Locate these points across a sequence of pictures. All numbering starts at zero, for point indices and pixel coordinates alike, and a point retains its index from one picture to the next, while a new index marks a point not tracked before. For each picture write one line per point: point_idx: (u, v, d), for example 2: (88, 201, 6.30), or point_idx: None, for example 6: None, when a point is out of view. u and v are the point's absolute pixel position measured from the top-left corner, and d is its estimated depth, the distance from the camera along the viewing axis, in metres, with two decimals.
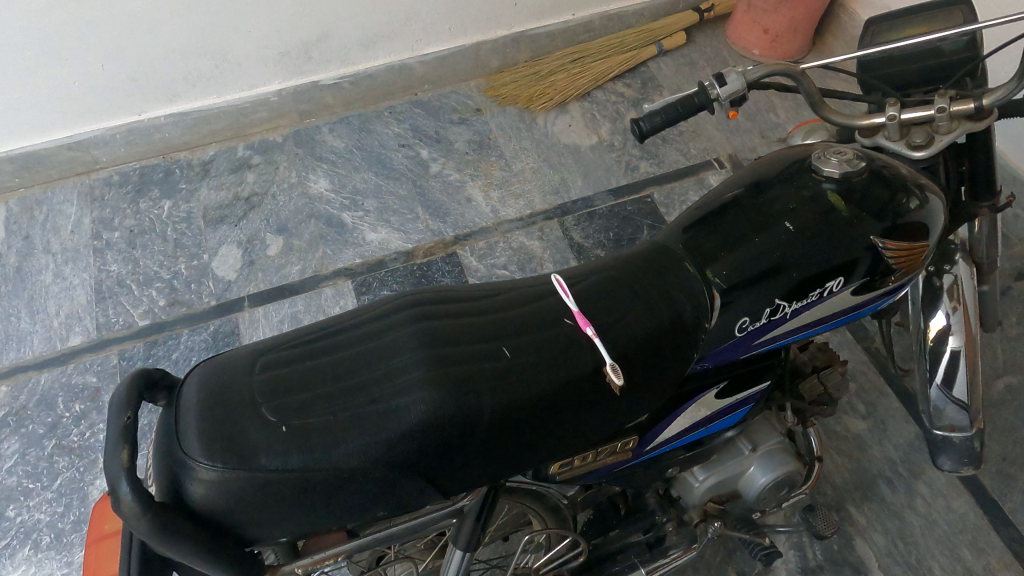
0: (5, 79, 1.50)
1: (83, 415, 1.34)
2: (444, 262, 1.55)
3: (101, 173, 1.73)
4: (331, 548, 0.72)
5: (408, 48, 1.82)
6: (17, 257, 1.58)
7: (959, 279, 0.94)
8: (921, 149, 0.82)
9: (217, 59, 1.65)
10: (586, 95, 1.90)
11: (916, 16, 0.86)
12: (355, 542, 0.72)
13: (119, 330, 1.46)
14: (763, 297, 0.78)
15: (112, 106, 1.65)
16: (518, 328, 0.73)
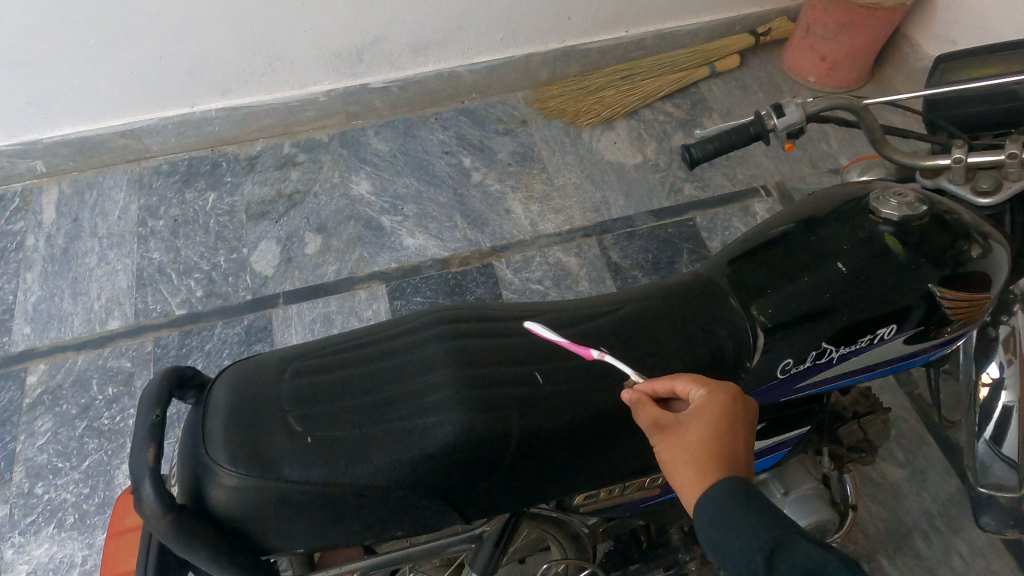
0: (65, 65, 1.54)
1: (115, 399, 1.37)
2: (480, 272, 1.54)
3: (151, 162, 1.77)
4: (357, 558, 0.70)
5: (459, 57, 1.82)
6: (65, 238, 1.62)
7: (1017, 330, 0.86)
8: (988, 195, 0.78)
9: (271, 57, 1.67)
10: (634, 113, 1.87)
11: (989, 57, 0.82)
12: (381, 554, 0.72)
13: (157, 317, 1.48)
14: (810, 339, 0.74)
15: (166, 97, 1.68)
16: (553, 353, 0.71)
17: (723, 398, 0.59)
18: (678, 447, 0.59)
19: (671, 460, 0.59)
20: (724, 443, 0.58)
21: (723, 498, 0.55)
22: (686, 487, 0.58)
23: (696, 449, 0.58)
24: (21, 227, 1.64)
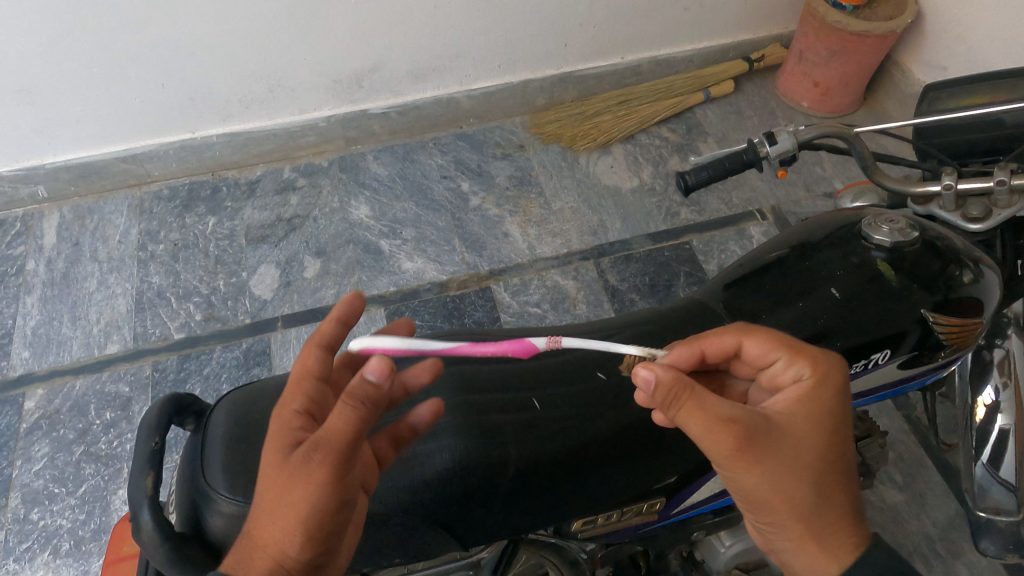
0: (68, 92, 1.56)
1: (113, 423, 1.36)
2: (478, 296, 1.55)
3: (152, 187, 1.79)
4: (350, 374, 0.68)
5: (458, 83, 1.85)
6: (65, 263, 1.63)
7: (1011, 354, 0.87)
8: (978, 221, 0.79)
9: (272, 84, 1.69)
10: (630, 137, 1.90)
11: (977, 85, 0.83)
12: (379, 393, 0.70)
13: (155, 341, 1.49)
14: None
15: (168, 124, 1.70)
16: (551, 378, 0.73)
17: (827, 388, 0.60)
18: (797, 471, 0.57)
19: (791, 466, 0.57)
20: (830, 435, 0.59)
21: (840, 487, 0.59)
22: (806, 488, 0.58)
23: (818, 469, 0.58)
24: (22, 251, 1.65)
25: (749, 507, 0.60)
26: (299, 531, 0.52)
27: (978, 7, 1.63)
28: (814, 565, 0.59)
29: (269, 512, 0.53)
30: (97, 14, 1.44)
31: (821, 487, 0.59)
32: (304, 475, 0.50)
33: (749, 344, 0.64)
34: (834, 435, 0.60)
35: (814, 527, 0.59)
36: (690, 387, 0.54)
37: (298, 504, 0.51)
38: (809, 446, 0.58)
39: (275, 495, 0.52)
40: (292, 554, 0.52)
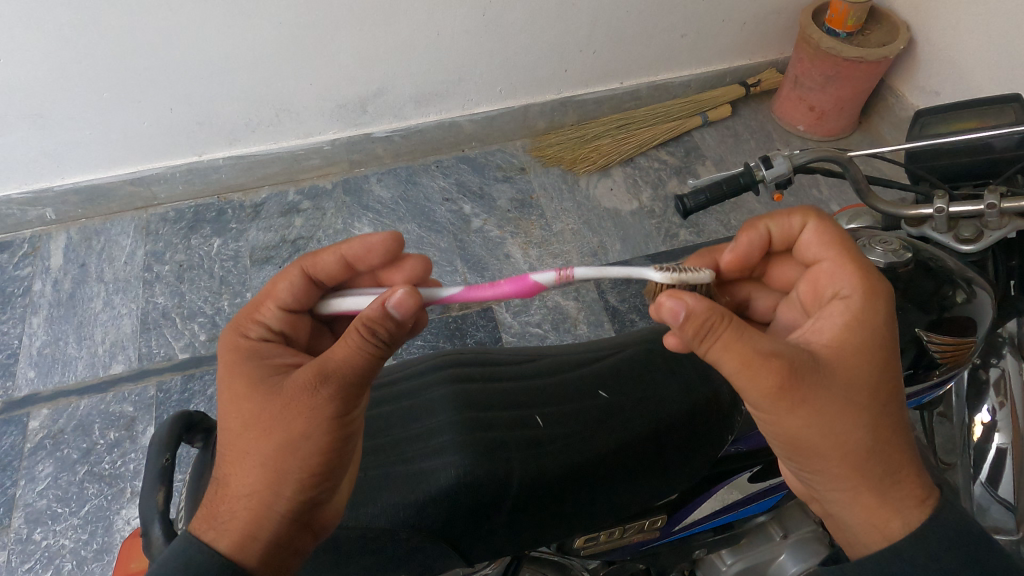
0: (78, 117, 1.60)
1: (117, 443, 1.37)
2: (480, 316, 1.57)
3: (158, 209, 1.81)
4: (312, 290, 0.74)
5: (460, 107, 1.88)
6: (72, 283, 1.65)
7: (1007, 374, 0.87)
8: (969, 242, 0.82)
9: (278, 108, 1.72)
10: (630, 160, 1.93)
11: (966, 111, 0.86)
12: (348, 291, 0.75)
13: (160, 361, 1.50)
14: None
15: (175, 147, 1.73)
16: (553, 396, 0.76)
17: (872, 327, 0.62)
18: (846, 410, 0.59)
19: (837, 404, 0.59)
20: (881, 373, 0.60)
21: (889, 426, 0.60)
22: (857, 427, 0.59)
23: (872, 412, 0.59)
24: (28, 272, 1.67)
25: (799, 452, 0.61)
26: (298, 467, 0.58)
27: (969, 34, 1.67)
28: (870, 515, 0.60)
29: (264, 455, 0.58)
30: (107, 41, 1.47)
31: (876, 430, 0.60)
32: (323, 405, 0.58)
33: (808, 233, 0.70)
34: (884, 374, 0.61)
35: (869, 474, 0.60)
36: (724, 317, 0.58)
37: (304, 435, 0.58)
38: (858, 382, 0.60)
39: (274, 436, 0.58)
40: (287, 495, 0.58)
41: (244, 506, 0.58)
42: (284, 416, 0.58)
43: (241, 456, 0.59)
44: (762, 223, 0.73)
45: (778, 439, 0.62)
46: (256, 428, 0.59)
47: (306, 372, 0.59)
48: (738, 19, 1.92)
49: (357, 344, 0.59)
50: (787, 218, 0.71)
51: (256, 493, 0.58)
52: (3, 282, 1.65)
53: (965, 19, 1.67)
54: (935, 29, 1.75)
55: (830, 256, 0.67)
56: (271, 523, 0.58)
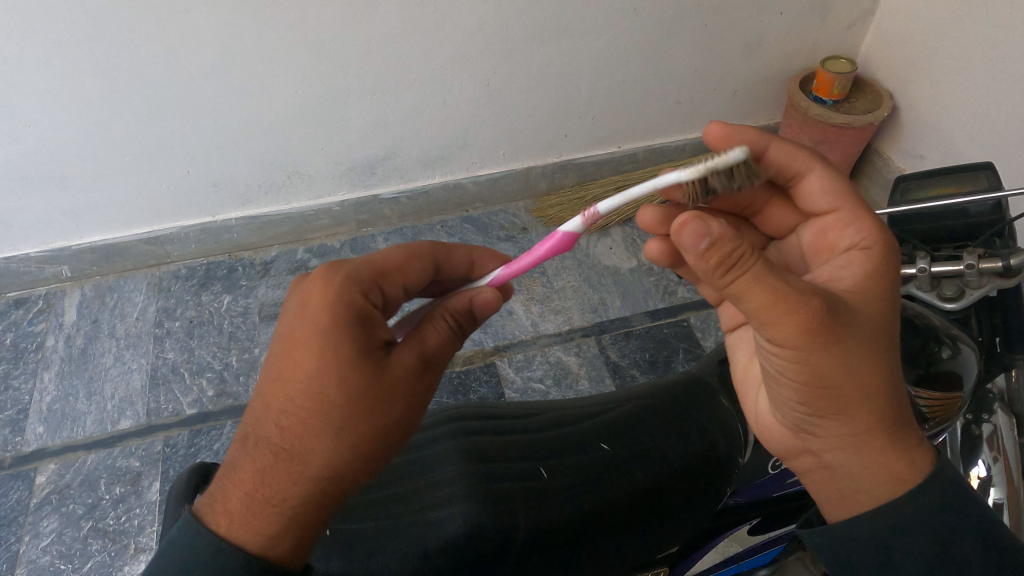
0: (99, 178, 1.66)
1: (122, 498, 1.38)
2: (483, 371, 1.60)
3: (170, 267, 1.87)
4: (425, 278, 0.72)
5: (465, 170, 1.96)
6: (84, 339, 1.69)
7: (999, 429, 0.88)
8: (952, 300, 0.86)
9: (289, 170, 1.79)
10: (629, 220, 2.00)
11: (943, 178, 0.91)
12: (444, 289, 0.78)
13: (168, 416, 1.52)
14: None
15: (190, 208, 1.80)
16: (554, 450, 0.79)
17: (883, 274, 0.64)
18: (870, 353, 0.60)
19: (861, 345, 0.59)
20: (892, 319, 0.62)
21: (896, 373, 0.61)
22: (872, 369, 0.60)
23: (889, 357, 0.61)
24: (42, 328, 1.72)
25: (814, 394, 0.61)
26: (379, 452, 0.60)
27: (949, 104, 1.75)
28: (878, 462, 0.60)
29: (354, 434, 0.58)
30: (132, 108, 1.56)
31: (893, 376, 0.61)
32: (423, 391, 0.62)
33: (814, 178, 0.72)
34: (894, 320, 0.63)
35: (885, 426, 0.61)
36: (754, 249, 0.57)
37: (399, 419, 0.61)
38: (880, 328, 0.61)
39: (375, 414, 0.59)
40: (360, 481, 0.60)
41: (311, 480, 0.57)
42: (391, 396, 0.60)
43: (315, 426, 0.58)
44: (764, 151, 0.72)
45: (795, 380, 0.61)
46: (350, 399, 0.58)
47: (407, 356, 0.62)
48: (729, 87, 2.01)
49: (449, 332, 0.66)
50: (795, 157, 0.72)
51: (332, 470, 0.57)
52: (17, 339, 1.69)
53: (945, 90, 1.76)
54: (917, 98, 1.85)
55: (839, 204, 0.70)
56: (329, 504, 0.58)
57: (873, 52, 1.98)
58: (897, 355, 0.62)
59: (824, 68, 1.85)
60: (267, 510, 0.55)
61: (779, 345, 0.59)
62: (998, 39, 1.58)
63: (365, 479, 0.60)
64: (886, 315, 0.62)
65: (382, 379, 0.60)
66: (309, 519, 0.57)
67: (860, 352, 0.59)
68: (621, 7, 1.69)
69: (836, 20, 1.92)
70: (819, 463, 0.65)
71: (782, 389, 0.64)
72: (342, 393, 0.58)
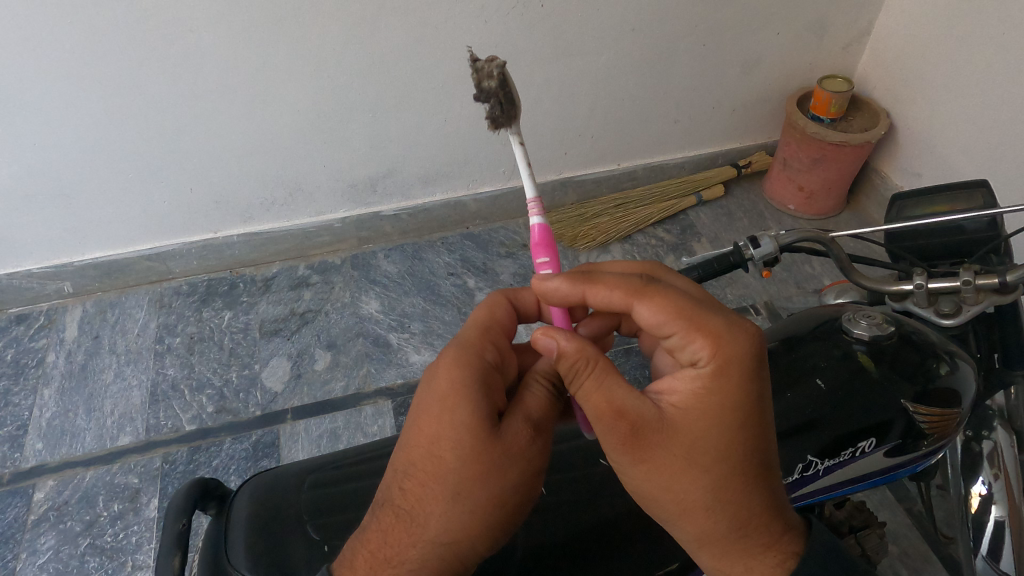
0: (102, 195, 1.68)
1: (120, 515, 1.38)
2: None
3: (172, 283, 1.88)
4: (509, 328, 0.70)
5: (465, 187, 1.97)
6: (85, 355, 1.69)
7: (999, 446, 0.87)
8: (949, 316, 0.86)
9: (291, 188, 1.81)
10: (628, 237, 2.01)
11: (938, 195, 0.91)
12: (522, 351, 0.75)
13: (167, 433, 1.52)
14: (795, 452, 0.79)
15: (192, 225, 1.81)
16: (552, 467, 0.79)
17: (720, 385, 0.58)
18: (687, 475, 0.59)
19: (673, 465, 0.59)
20: (722, 437, 0.58)
21: (725, 489, 0.59)
22: (690, 487, 0.59)
23: (714, 476, 0.59)
24: (43, 344, 1.72)
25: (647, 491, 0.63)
26: (493, 516, 0.60)
27: (946, 122, 1.76)
28: (716, 559, 0.64)
29: (464, 499, 0.59)
30: (137, 126, 1.57)
31: (725, 490, 0.59)
32: (537, 457, 0.61)
33: (643, 308, 0.59)
34: (731, 437, 0.58)
35: (715, 532, 0.62)
36: (589, 364, 0.59)
37: (511, 484, 0.59)
38: (703, 450, 0.58)
39: (482, 479, 0.58)
40: (475, 545, 0.60)
41: (424, 546, 0.59)
42: (499, 461, 0.59)
43: (429, 496, 0.59)
44: (583, 285, 0.62)
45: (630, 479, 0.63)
46: (462, 469, 0.58)
47: (519, 426, 0.60)
48: (727, 106, 2.03)
49: (549, 393, 0.64)
50: (615, 288, 0.61)
51: (446, 539, 0.59)
52: (18, 354, 1.70)
53: (942, 108, 1.77)
54: (915, 117, 1.86)
55: (678, 325, 0.59)
56: (448, 568, 0.60)
57: (870, 71, 1.99)
58: (734, 470, 0.59)
59: (822, 87, 1.87)
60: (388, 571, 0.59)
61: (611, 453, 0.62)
62: (993, 58, 1.60)
63: (480, 542, 0.60)
64: (714, 432, 0.58)
65: (485, 441, 0.58)
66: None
67: (673, 473, 0.59)
68: (619, 27, 1.71)
69: (832, 40, 1.94)
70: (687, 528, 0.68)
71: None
72: (450, 458, 0.58)
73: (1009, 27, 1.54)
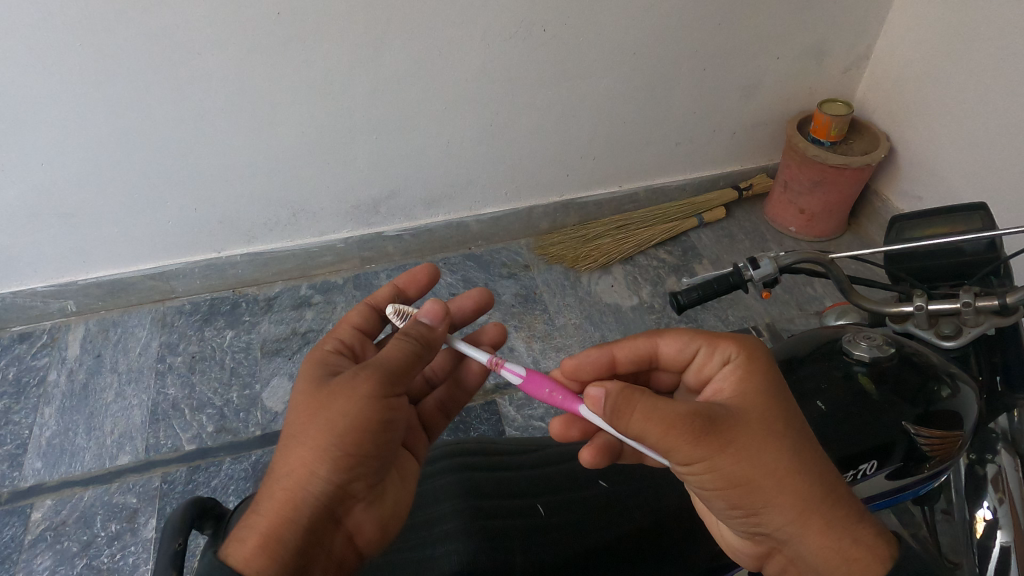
0: (107, 214, 1.69)
1: (117, 535, 1.37)
2: (483, 409, 1.60)
3: (175, 302, 1.89)
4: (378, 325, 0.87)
5: (467, 209, 1.98)
6: (86, 374, 1.69)
7: (1004, 470, 0.86)
8: (950, 338, 0.85)
9: (295, 209, 1.82)
10: (630, 258, 2.01)
11: (939, 218, 0.91)
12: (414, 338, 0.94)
13: (166, 452, 1.51)
14: None
15: (196, 245, 1.82)
16: (552, 488, 0.80)
17: (754, 364, 0.69)
18: (762, 443, 0.62)
19: (751, 435, 0.63)
20: (776, 399, 0.66)
21: (802, 444, 0.63)
22: (773, 452, 0.62)
23: (787, 439, 0.63)
24: (45, 362, 1.72)
25: (737, 494, 0.63)
26: (332, 443, 0.66)
27: (946, 146, 1.78)
28: (821, 540, 0.61)
29: (301, 438, 0.66)
30: (142, 146, 1.59)
31: (800, 454, 0.63)
32: (365, 390, 0.68)
33: (664, 342, 0.78)
34: (784, 400, 0.66)
35: (812, 503, 0.62)
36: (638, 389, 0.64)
37: (344, 414, 0.66)
38: (771, 422, 0.64)
39: (315, 417, 0.67)
40: (320, 474, 0.66)
41: (280, 486, 0.66)
42: (328, 400, 0.67)
43: (280, 449, 0.68)
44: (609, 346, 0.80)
45: (715, 488, 0.64)
46: (298, 414, 0.68)
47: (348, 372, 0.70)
48: (728, 129, 2.05)
49: (398, 346, 0.72)
50: (636, 339, 0.80)
51: (290, 479, 0.66)
52: (20, 373, 1.70)
53: (941, 132, 1.78)
54: (915, 140, 1.87)
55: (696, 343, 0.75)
56: (304, 502, 0.65)
57: (869, 95, 2.01)
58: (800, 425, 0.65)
59: (822, 111, 1.88)
60: (249, 515, 0.65)
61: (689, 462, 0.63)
62: (991, 84, 1.62)
63: (328, 471, 0.66)
64: (771, 396, 0.66)
65: (318, 390, 0.69)
66: (280, 517, 0.64)
67: (750, 447, 0.62)
68: (620, 52, 1.74)
69: (832, 64, 1.96)
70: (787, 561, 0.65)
71: (715, 502, 0.66)
72: (290, 414, 0.69)
73: (1007, 53, 1.56)
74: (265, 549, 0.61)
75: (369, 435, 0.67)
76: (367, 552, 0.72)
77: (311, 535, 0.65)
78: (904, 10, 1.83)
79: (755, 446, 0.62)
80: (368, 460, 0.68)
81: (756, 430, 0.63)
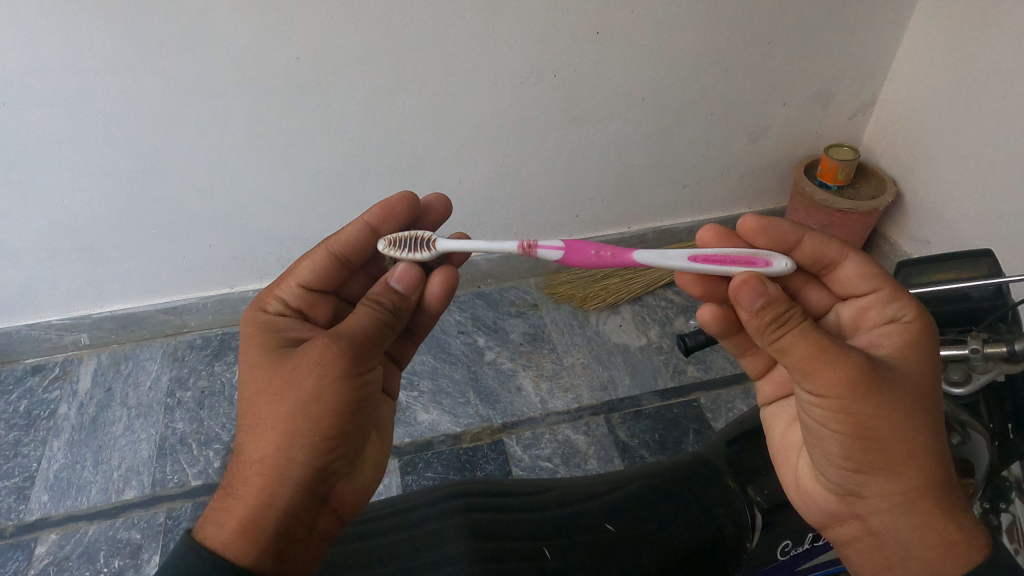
0: (123, 250, 1.73)
1: (120, 572, 1.36)
2: (490, 448, 1.60)
3: (186, 336, 1.91)
4: (331, 269, 0.95)
5: None
6: (96, 407, 1.70)
7: None
8: (959, 385, 0.84)
9: (307, 245, 1.84)
10: (638, 298, 2.02)
11: (944, 263, 0.92)
12: (384, 263, 1.03)
13: (172, 487, 1.51)
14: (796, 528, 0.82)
15: (209, 280, 1.85)
16: (557, 532, 0.79)
17: (926, 332, 0.74)
18: (911, 410, 0.68)
19: (897, 402, 0.68)
20: (930, 378, 0.71)
21: (937, 425, 0.69)
22: (910, 419, 0.68)
23: (934, 420, 0.69)
24: (56, 395, 1.74)
25: (859, 446, 0.70)
26: (305, 426, 0.73)
27: (952, 192, 1.79)
28: (921, 521, 0.68)
29: (273, 424, 0.74)
30: (160, 184, 1.63)
31: (936, 434, 0.69)
32: (331, 370, 0.74)
33: (849, 263, 0.85)
34: (937, 379, 0.72)
35: (925, 486, 0.68)
36: (801, 315, 0.72)
37: (315, 396, 0.74)
38: (923, 396, 0.69)
39: (281, 401, 0.74)
40: (296, 459, 0.73)
41: (257, 471, 0.73)
42: (295, 383, 0.74)
43: (256, 426, 0.75)
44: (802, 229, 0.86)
45: (842, 431, 0.70)
46: (274, 391, 0.75)
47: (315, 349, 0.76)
48: (736, 172, 2.08)
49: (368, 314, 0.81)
50: (830, 243, 0.86)
51: (271, 457, 0.73)
52: (31, 406, 1.71)
53: (946, 179, 1.80)
54: (921, 186, 1.89)
55: (877, 287, 0.81)
56: (283, 485, 0.72)
57: (876, 140, 2.04)
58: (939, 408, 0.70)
59: (828, 155, 1.91)
60: (226, 499, 0.72)
61: (824, 395, 0.70)
62: (994, 134, 1.64)
63: (303, 455, 0.73)
64: (927, 369, 0.72)
65: (285, 371, 0.76)
66: (258, 501, 0.71)
67: (894, 406, 0.68)
68: (628, 98, 1.78)
69: (838, 110, 1.99)
70: (866, 530, 0.73)
71: (826, 445, 0.73)
72: (256, 395, 0.77)
73: (1010, 104, 1.58)
74: (239, 532, 0.68)
75: (340, 415, 0.75)
76: (348, 520, 0.80)
77: (289, 516, 0.72)
78: (908, 59, 1.87)
79: (900, 407, 0.68)
80: (344, 438, 0.76)
81: (907, 394, 0.69)
